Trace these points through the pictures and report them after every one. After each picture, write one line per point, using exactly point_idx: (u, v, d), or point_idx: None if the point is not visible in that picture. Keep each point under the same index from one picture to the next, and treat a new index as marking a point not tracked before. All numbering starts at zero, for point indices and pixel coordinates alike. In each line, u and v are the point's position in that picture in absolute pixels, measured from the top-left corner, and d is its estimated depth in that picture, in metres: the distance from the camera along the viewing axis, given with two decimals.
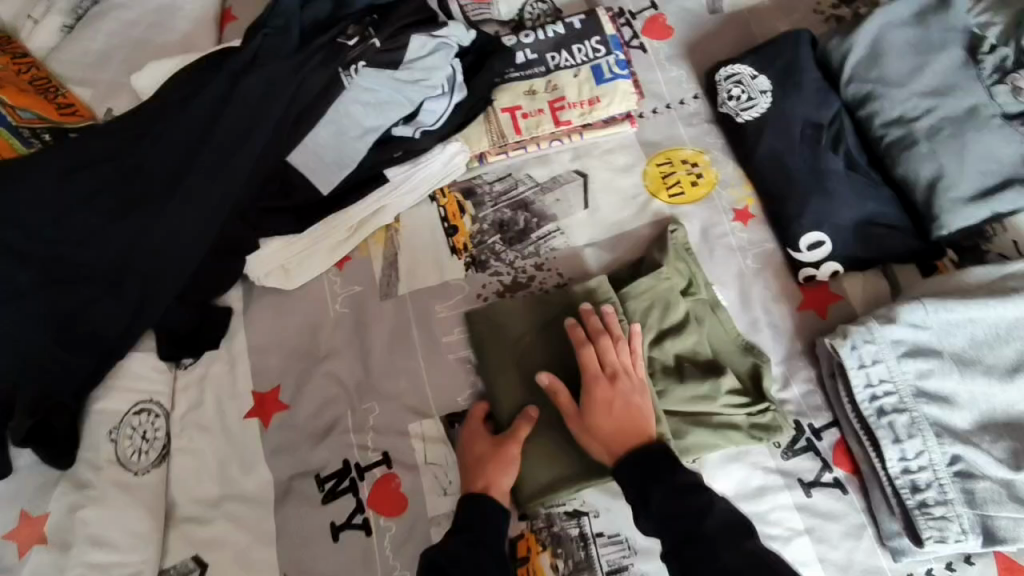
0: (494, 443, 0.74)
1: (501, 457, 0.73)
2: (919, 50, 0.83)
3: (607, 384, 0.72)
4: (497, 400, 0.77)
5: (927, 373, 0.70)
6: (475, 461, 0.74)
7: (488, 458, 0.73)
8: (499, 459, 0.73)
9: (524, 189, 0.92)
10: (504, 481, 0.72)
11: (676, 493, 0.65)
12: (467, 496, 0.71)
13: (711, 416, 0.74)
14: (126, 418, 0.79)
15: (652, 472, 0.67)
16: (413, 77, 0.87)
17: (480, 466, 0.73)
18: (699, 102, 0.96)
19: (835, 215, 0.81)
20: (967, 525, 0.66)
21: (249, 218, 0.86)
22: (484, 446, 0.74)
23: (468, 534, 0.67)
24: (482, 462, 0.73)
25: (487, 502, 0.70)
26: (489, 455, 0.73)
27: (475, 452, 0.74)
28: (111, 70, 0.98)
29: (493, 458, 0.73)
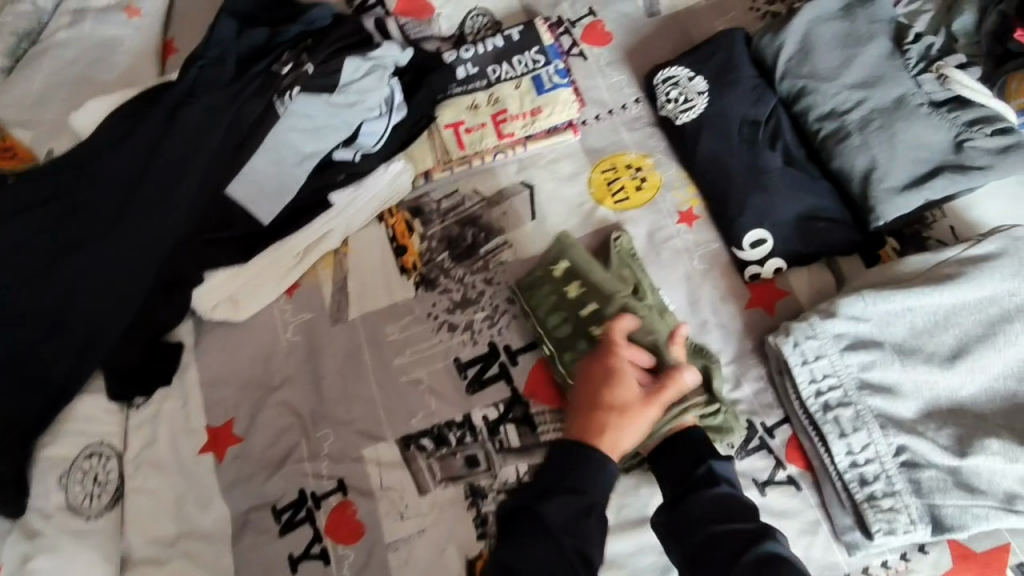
0: (640, 398, 0.68)
1: (630, 410, 0.68)
2: (846, 45, 0.85)
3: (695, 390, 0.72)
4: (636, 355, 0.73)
5: (869, 365, 0.71)
6: (606, 409, 0.67)
7: (625, 410, 0.67)
8: (629, 410, 0.68)
9: (471, 205, 0.92)
10: (628, 439, 0.67)
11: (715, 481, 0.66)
12: (580, 442, 0.66)
13: None
14: (76, 462, 0.79)
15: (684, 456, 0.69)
16: (348, 101, 0.88)
17: (606, 413, 0.67)
18: (641, 106, 0.95)
19: (774, 213, 0.81)
20: (915, 515, 0.66)
21: (192, 249, 0.85)
22: (631, 399, 0.68)
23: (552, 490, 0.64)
24: (611, 411, 0.67)
25: (607, 459, 0.65)
26: (621, 403, 0.68)
27: (609, 397, 0.68)
28: (51, 110, 0.96)
29: (627, 410, 0.67)
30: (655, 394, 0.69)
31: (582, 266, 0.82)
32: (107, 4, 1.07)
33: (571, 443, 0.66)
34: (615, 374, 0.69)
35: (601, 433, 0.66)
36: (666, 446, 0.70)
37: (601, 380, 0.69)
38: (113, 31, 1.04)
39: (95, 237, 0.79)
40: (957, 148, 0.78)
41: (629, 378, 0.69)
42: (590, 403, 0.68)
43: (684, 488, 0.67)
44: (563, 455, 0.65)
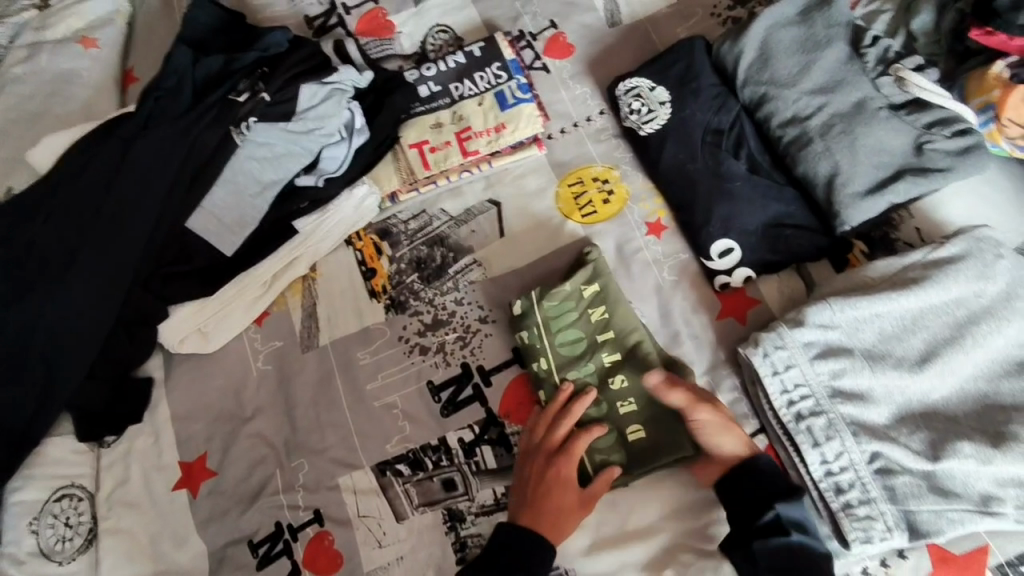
0: (579, 497, 0.72)
1: (575, 506, 0.72)
2: (805, 49, 0.85)
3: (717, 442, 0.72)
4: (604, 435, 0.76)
5: (840, 372, 0.70)
6: (555, 508, 0.71)
7: (568, 511, 0.71)
8: (574, 501, 0.72)
9: (439, 224, 0.91)
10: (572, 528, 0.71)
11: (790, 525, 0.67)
12: (529, 532, 0.70)
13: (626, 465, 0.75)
14: (47, 506, 0.78)
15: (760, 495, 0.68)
16: (305, 128, 0.87)
17: (553, 507, 0.71)
18: (606, 117, 0.95)
19: (740, 221, 0.81)
20: (891, 522, 0.66)
21: (151, 286, 0.84)
22: (569, 499, 0.72)
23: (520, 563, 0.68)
24: (558, 508, 0.71)
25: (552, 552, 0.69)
26: (564, 494, 0.72)
27: (557, 497, 0.71)
28: (8, 147, 0.95)
29: (570, 511, 0.71)
30: (599, 490, 0.72)
31: (611, 295, 0.81)
32: (63, 35, 1.06)
33: (518, 536, 0.70)
34: (565, 477, 0.72)
35: (547, 526, 0.70)
36: (740, 478, 0.69)
37: (545, 482, 0.72)
38: (69, 63, 1.03)
39: (47, 277, 0.79)
40: (917, 151, 0.78)
41: (573, 480, 0.72)
42: (539, 496, 0.72)
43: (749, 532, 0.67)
44: (515, 541, 0.69)
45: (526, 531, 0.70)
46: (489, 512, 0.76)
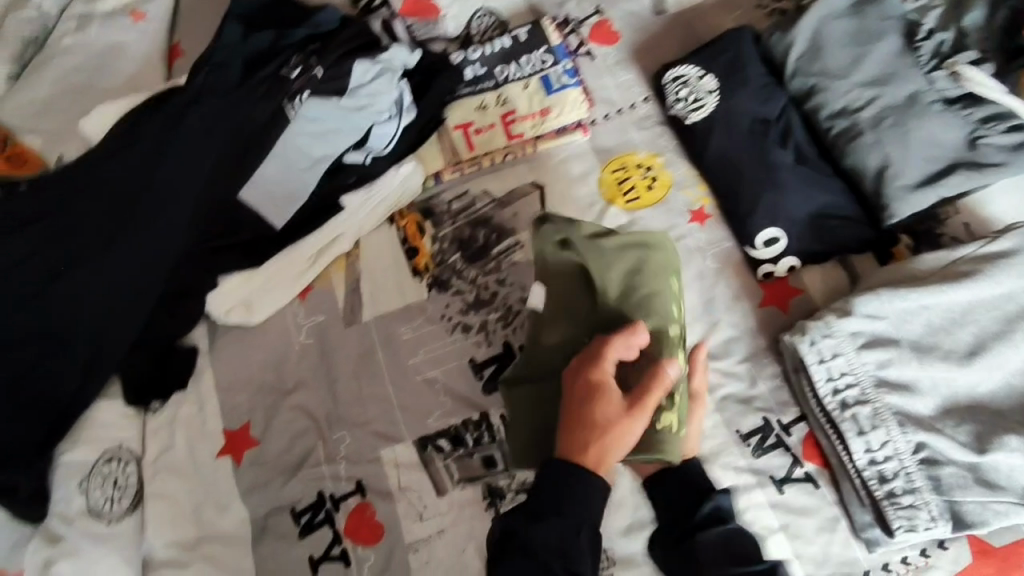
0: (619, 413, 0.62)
1: (618, 423, 0.62)
2: (857, 41, 0.85)
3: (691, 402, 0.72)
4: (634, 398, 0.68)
5: (886, 362, 0.71)
6: (592, 425, 0.61)
7: (609, 430, 0.61)
8: (626, 421, 0.62)
9: (482, 205, 0.92)
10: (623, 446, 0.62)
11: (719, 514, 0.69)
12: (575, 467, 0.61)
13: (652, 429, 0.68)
14: (95, 468, 0.79)
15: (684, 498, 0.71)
16: (358, 105, 0.88)
17: (602, 423, 0.62)
18: (650, 105, 0.96)
19: (787, 210, 0.82)
20: (935, 512, 0.67)
21: (203, 258, 0.87)
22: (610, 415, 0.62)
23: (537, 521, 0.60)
24: (595, 427, 0.61)
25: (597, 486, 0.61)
26: (611, 418, 0.62)
27: (591, 410, 0.62)
28: (60, 117, 0.96)
29: (614, 426, 0.62)
30: (643, 404, 0.63)
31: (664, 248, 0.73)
32: (111, 9, 1.07)
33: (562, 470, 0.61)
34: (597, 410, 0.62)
35: (591, 452, 0.61)
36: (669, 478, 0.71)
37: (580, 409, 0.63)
38: (119, 36, 1.04)
39: (96, 251, 0.78)
40: (970, 146, 0.78)
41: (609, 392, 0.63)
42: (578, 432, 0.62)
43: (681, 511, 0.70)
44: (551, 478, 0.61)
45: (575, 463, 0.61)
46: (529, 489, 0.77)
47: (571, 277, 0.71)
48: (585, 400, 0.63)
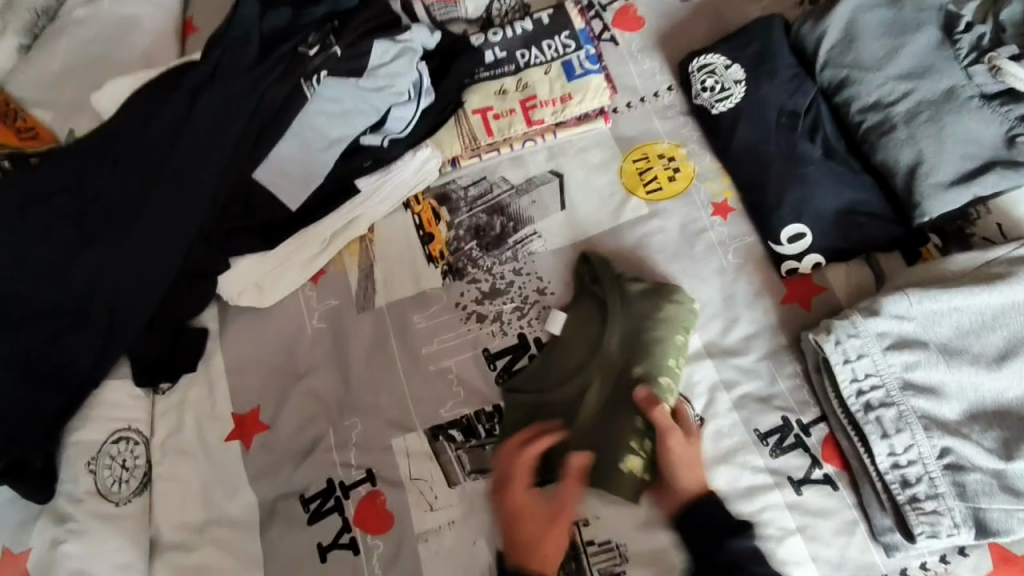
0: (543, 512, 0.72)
1: (545, 525, 0.71)
2: (893, 33, 0.82)
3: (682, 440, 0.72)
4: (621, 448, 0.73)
5: (913, 365, 0.69)
6: (528, 529, 0.71)
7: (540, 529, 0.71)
8: (554, 532, 0.71)
9: (500, 191, 0.90)
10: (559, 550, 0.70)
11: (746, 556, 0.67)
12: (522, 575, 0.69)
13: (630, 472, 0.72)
14: (104, 448, 0.78)
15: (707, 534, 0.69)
16: (377, 86, 0.86)
17: (536, 537, 0.70)
18: (674, 94, 0.93)
19: (814, 205, 0.80)
20: (959, 518, 0.65)
21: (215, 239, 0.84)
22: (537, 515, 0.72)
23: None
24: (529, 531, 0.71)
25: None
26: (543, 528, 0.71)
27: (523, 518, 0.72)
28: (73, 91, 0.95)
29: (542, 524, 0.71)
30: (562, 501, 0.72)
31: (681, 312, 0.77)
32: None
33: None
34: (520, 500, 0.73)
35: (530, 555, 0.70)
36: (692, 515, 0.70)
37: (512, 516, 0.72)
38: (130, 7, 1.01)
39: (113, 228, 0.78)
40: (1009, 144, 0.76)
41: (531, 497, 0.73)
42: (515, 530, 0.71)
43: (710, 546, 0.68)
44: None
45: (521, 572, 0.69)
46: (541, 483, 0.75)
47: (592, 315, 0.80)
48: (518, 518, 0.72)
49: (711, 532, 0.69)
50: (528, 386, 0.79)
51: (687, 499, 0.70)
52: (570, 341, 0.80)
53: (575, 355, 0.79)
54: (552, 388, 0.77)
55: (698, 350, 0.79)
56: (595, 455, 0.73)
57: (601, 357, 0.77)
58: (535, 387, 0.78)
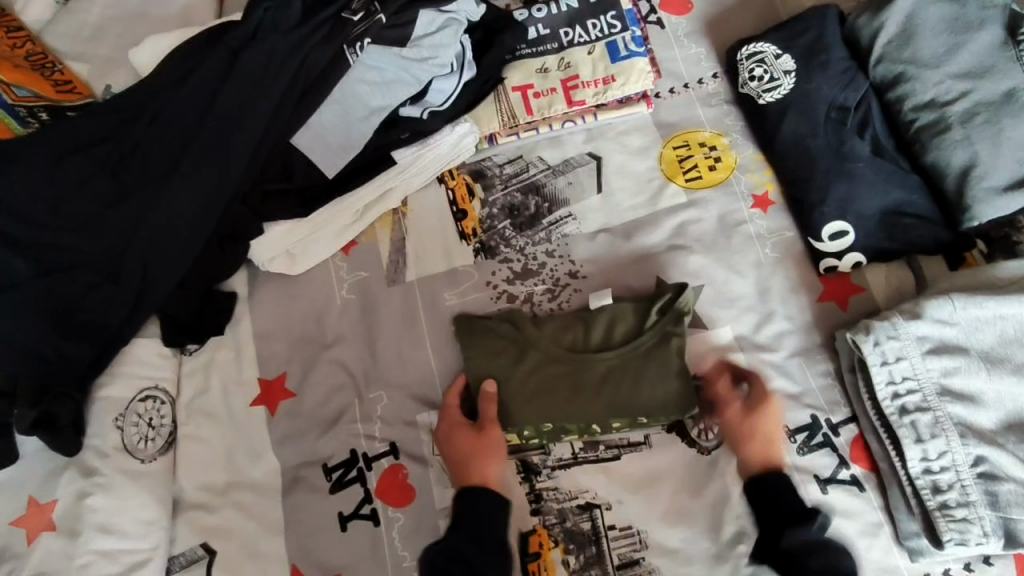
0: (473, 432, 0.74)
1: (478, 446, 0.73)
2: (953, 30, 0.81)
3: (741, 414, 0.73)
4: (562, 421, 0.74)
5: (952, 371, 0.69)
6: (468, 458, 0.73)
7: (476, 453, 0.73)
8: (488, 456, 0.73)
9: (535, 172, 0.89)
10: (498, 474, 0.73)
11: (801, 543, 0.66)
12: (464, 494, 0.71)
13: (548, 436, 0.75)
14: (131, 405, 0.78)
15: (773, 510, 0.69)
16: (419, 56, 0.85)
17: (473, 461, 0.73)
18: (719, 81, 0.91)
19: (858, 203, 0.79)
20: (988, 527, 0.65)
21: (251, 202, 0.83)
22: (466, 438, 0.74)
23: (473, 527, 0.69)
24: (471, 457, 0.73)
25: (485, 495, 0.70)
26: (475, 453, 0.73)
27: (458, 444, 0.74)
28: (108, 44, 0.93)
29: (476, 450, 0.73)
30: (488, 419, 0.74)
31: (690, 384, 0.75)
32: None
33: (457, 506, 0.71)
34: (455, 429, 0.75)
35: (468, 476, 0.72)
36: (758, 486, 0.70)
37: (445, 441, 0.75)
38: None
39: (149, 181, 0.78)
40: None
41: (462, 426, 0.75)
42: (461, 461, 0.73)
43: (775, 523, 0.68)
44: (460, 511, 0.70)
45: (461, 491, 0.71)
46: (566, 466, 0.75)
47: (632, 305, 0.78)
48: (450, 447, 0.75)
49: (778, 505, 0.69)
50: (533, 347, 0.77)
51: (756, 468, 0.71)
52: (589, 321, 0.78)
53: (584, 335, 0.78)
54: (558, 356, 0.76)
55: (729, 343, 0.78)
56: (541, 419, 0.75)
57: (623, 351, 0.76)
58: (538, 350, 0.77)
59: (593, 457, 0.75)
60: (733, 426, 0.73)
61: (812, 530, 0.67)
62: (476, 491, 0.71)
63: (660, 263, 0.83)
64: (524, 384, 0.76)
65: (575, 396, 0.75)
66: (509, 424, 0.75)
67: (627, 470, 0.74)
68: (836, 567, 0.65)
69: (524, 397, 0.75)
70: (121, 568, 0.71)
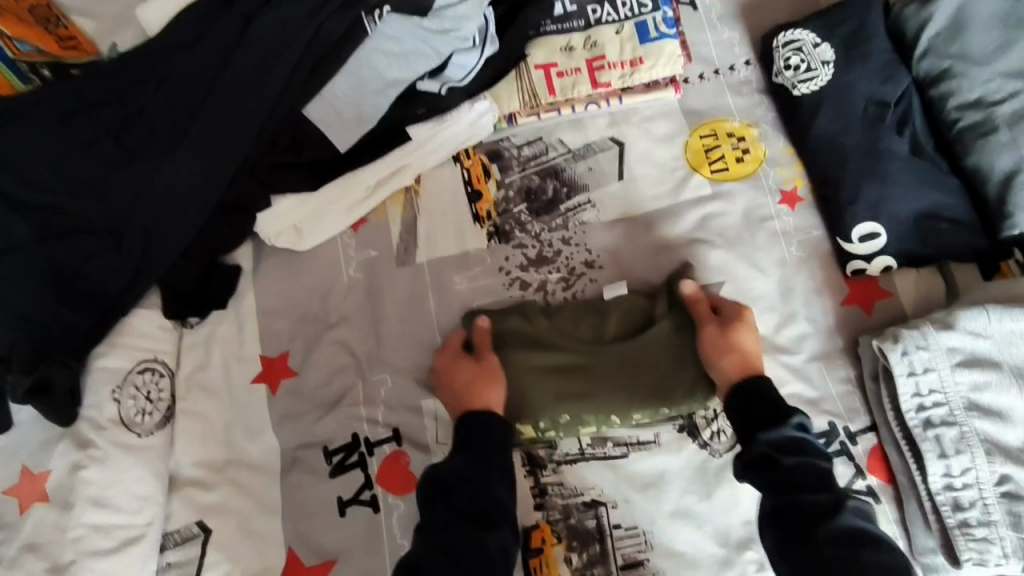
0: (472, 363, 0.73)
1: (478, 376, 0.71)
2: (1007, 25, 0.77)
3: (715, 329, 0.71)
4: (585, 412, 0.72)
5: (982, 385, 0.66)
6: (467, 384, 0.71)
7: (478, 380, 0.71)
8: (490, 381, 0.71)
9: (555, 155, 0.85)
10: (500, 398, 0.71)
11: (777, 445, 0.63)
12: (466, 418, 0.69)
13: (566, 425, 0.72)
14: (130, 376, 0.75)
15: (762, 417, 0.66)
16: (442, 28, 0.81)
17: (473, 388, 0.71)
18: (751, 69, 0.87)
19: (892, 205, 0.75)
20: (1009, 549, 0.63)
21: (259, 171, 0.80)
22: (466, 367, 0.72)
23: (475, 453, 0.67)
24: (472, 383, 0.71)
25: (488, 418, 0.69)
26: (476, 382, 0.71)
27: (455, 373, 0.72)
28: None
29: (478, 377, 0.71)
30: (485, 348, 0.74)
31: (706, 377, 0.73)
32: None
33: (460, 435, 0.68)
34: (451, 357, 0.74)
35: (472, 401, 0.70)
36: (737, 399, 0.67)
37: (438, 369, 0.74)
38: None
39: (156, 146, 0.75)
40: None
41: (458, 355, 0.74)
42: (462, 388, 0.71)
43: (753, 431, 0.65)
44: (467, 437, 0.68)
45: (462, 418, 0.69)
46: (571, 461, 0.73)
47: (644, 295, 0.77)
48: (449, 378, 0.72)
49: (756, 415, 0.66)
50: (545, 336, 0.75)
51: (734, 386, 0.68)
52: (606, 315, 0.76)
53: (600, 325, 0.76)
54: (572, 345, 0.75)
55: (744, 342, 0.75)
56: (560, 408, 0.72)
57: (638, 341, 0.74)
58: (550, 341, 0.75)
59: (600, 454, 0.73)
60: (710, 342, 0.70)
61: (785, 432, 0.63)
62: (481, 414, 0.69)
63: (681, 258, 0.79)
64: (542, 376, 0.73)
65: (594, 388, 0.73)
66: (523, 414, 0.72)
67: (636, 467, 0.72)
68: (815, 467, 0.62)
69: (543, 388, 0.73)
70: (115, 543, 0.68)
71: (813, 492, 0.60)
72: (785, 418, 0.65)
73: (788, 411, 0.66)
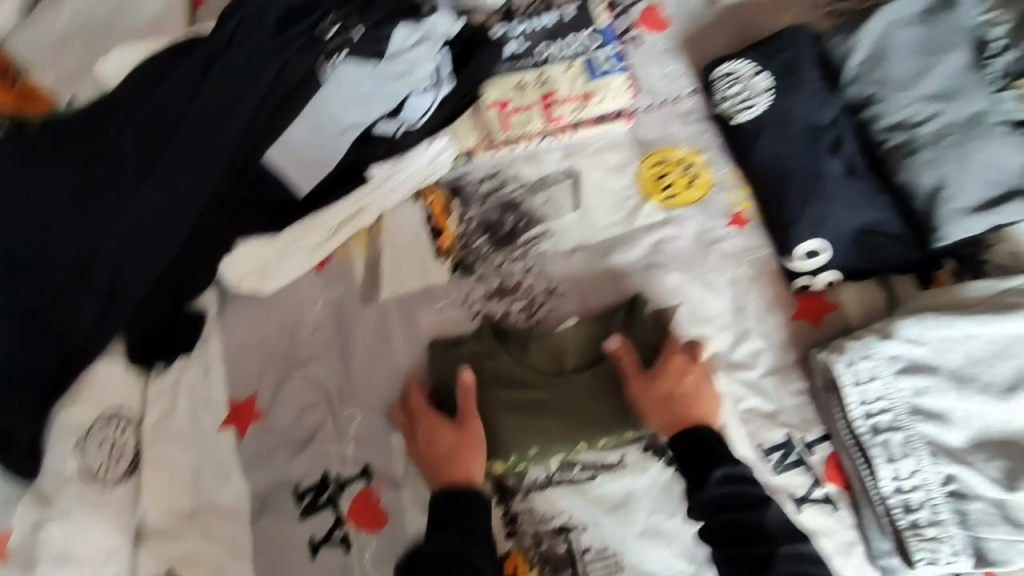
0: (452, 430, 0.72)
1: (457, 447, 0.71)
2: (925, 51, 0.83)
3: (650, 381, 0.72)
4: (554, 441, 0.73)
5: (923, 390, 0.70)
6: (445, 455, 0.71)
7: (457, 452, 0.71)
8: (471, 452, 0.71)
9: (512, 188, 0.88)
10: (481, 468, 0.71)
11: (709, 500, 0.66)
12: (444, 492, 0.69)
13: (537, 456, 0.73)
14: (93, 428, 0.75)
15: (694, 466, 0.68)
16: (395, 72, 0.84)
17: (453, 460, 0.71)
18: (695, 99, 0.92)
19: (834, 223, 0.79)
20: (959, 546, 0.66)
21: (223, 213, 0.82)
22: (445, 437, 0.72)
23: (454, 530, 0.66)
24: (450, 457, 0.71)
25: (468, 495, 0.68)
26: (455, 454, 0.71)
27: (435, 442, 0.72)
28: (72, 53, 0.91)
29: (457, 449, 0.71)
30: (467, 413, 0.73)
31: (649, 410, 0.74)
32: None
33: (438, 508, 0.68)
34: (432, 424, 0.73)
35: (451, 476, 0.70)
36: (679, 444, 0.70)
37: (417, 435, 0.74)
38: None
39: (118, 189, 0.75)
40: None
41: (438, 422, 0.73)
42: (440, 459, 0.71)
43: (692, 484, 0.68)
44: (441, 511, 0.68)
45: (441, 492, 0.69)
46: (541, 488, 0.74)
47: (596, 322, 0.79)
48: (430, 447, 0.72)
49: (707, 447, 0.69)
50: (509, 372, 0.76)
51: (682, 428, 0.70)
52: (565, 347, 0.78)
53: (559, 357, 0.78)
54: (536, 380, 0.76)
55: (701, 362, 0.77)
56: (530, 440, 0.73)
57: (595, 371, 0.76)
58: (517, 377, 0.76)
59: (568, 478, 0.74)
60: (644, 395, 0.72)
61: (710, 489, 0.66)
62: (461, 489, 0.69)
63: (636, 283, 0.82)
64: (510, 413, 0.74)
65: (560, 419, 0.74)
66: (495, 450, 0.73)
67: (604, 489, 0.73)
68: (750, 519, 0.65)
69: (512, 424, 0.73)
70: None
71: (751, 544, 0.64)
72: (710, 468, 0.67)
73: (716, 459, 0.68)
